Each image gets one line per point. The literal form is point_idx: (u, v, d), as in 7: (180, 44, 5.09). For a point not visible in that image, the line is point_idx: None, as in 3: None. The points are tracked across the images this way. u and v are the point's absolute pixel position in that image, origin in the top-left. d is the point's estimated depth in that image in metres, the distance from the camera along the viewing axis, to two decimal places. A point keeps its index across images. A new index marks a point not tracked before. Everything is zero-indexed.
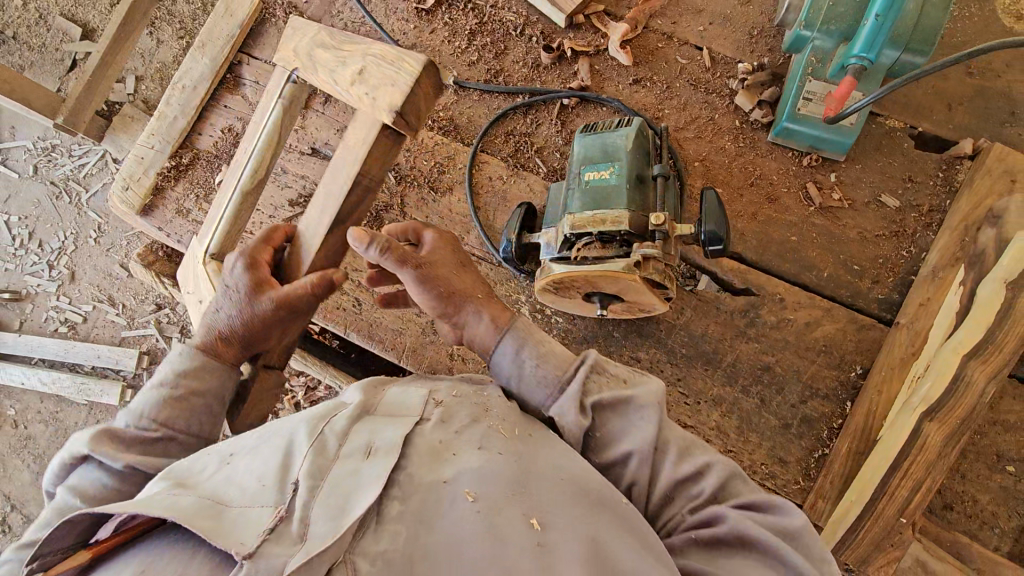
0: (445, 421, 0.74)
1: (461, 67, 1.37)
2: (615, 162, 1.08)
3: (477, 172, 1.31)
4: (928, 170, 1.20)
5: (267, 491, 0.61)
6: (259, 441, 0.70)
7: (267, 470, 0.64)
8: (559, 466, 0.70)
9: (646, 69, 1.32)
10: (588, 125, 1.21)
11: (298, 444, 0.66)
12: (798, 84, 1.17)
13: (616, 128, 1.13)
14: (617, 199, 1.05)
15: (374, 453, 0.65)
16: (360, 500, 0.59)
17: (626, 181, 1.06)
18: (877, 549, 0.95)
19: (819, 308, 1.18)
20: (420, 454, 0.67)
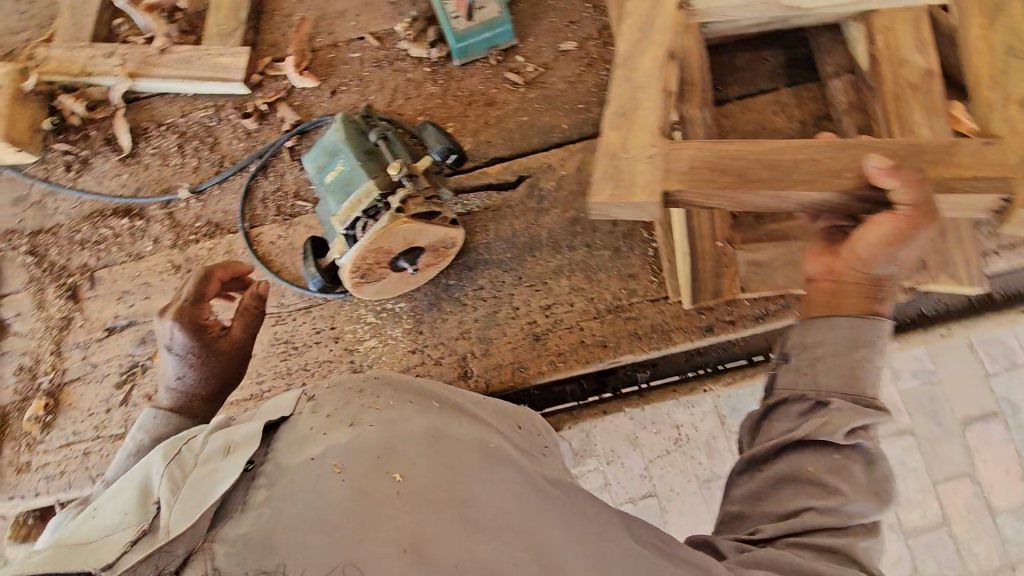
0: (317, 408, 0.80)
1: (190, 176, 1.42)
2: (341, 153, 1.18)
3: (259, 245, 1.36)
4: (578, 8, 1.42)
5: (131, 515, 0.73)
6: (120, 485, 0.81)
7: (129, 503, 0.75)
8: (428, 427, 0.76)
9: (333, 79, 1.44)
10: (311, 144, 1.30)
11: (158, 471, 0.78)
12: (444, 12, 1.35)
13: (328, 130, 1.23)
14: (359, 178, 1.14)
15: (231, 448, 0.76)
16: (219, 488, 0.70)
17: (357, 161, 1.16)
18: (720, 275, 1.09)
19: (578, 152, 1.34)
20: (288, 447, 0.75)
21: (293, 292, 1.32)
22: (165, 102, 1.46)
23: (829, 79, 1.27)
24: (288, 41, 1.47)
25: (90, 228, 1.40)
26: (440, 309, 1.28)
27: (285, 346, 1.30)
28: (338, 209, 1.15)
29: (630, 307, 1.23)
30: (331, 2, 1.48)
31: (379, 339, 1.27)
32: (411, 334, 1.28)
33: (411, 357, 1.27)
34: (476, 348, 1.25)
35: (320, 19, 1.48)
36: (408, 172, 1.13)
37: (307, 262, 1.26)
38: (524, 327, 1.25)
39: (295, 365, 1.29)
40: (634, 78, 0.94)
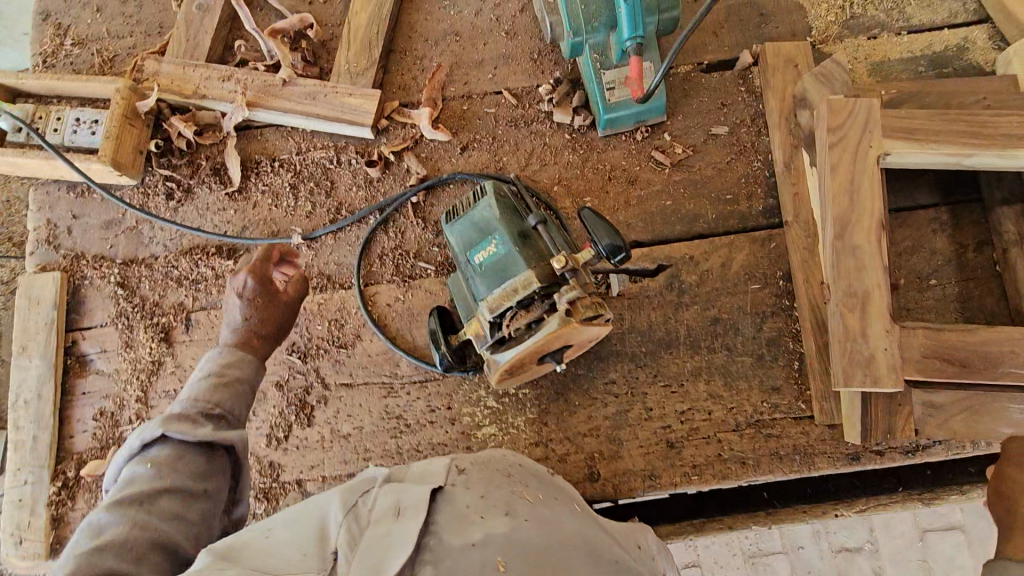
0: (470, 484, 0.74)
1: (302, 220, 1.32)
2: (493, 233, 1.09)
3: (374, 306, 1.27)
4: (732, 90, 1.34)
5: (307, 561, 0.62)
6: (286, 521, 0.69)
7: (307, 541, 0.64)
8: (578, 535, 0.72)
9: (464, 134, 1.35)
10: (448, 210, 1.21)
11: (331, 519, 0.66)
12: (597, 81, 1.27)
13: (476, 203, 1.14)
14: (516, 265, 1.05)
15: (404, 510, 0.66)
16: (396, 559, 0.60)
17: (513, 245, 1.07)
18: (893, 416, 1.05)
19: (724, 247, 1.27)
20: (454, 519, 0.67)
21: (409, 363, 1.23)
22: (280, 136, 1.36)
23: (997, 205, 1.22)
24: (419, 87, 1.38)
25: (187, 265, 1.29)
26: (567, 400, 1.21)
27: (395, 421, 1.21)
28: (489, 295, 1.06)
29: (771, 424, 1.17)
30: (468, 50, 1.40)
31: (500, 426, 1.19)
32: (534, 424, 1.20)
33: (533, 450, 1.19)
34: (604, 448, 1.18)
35: (455, 67, 1.39)
36: (571, 265, 1.04)
37: (434, 340, 1.17)
38: (657, 431, 1.18)
39: (406, 443, 1.20)
40: (856, 250, 1.07)
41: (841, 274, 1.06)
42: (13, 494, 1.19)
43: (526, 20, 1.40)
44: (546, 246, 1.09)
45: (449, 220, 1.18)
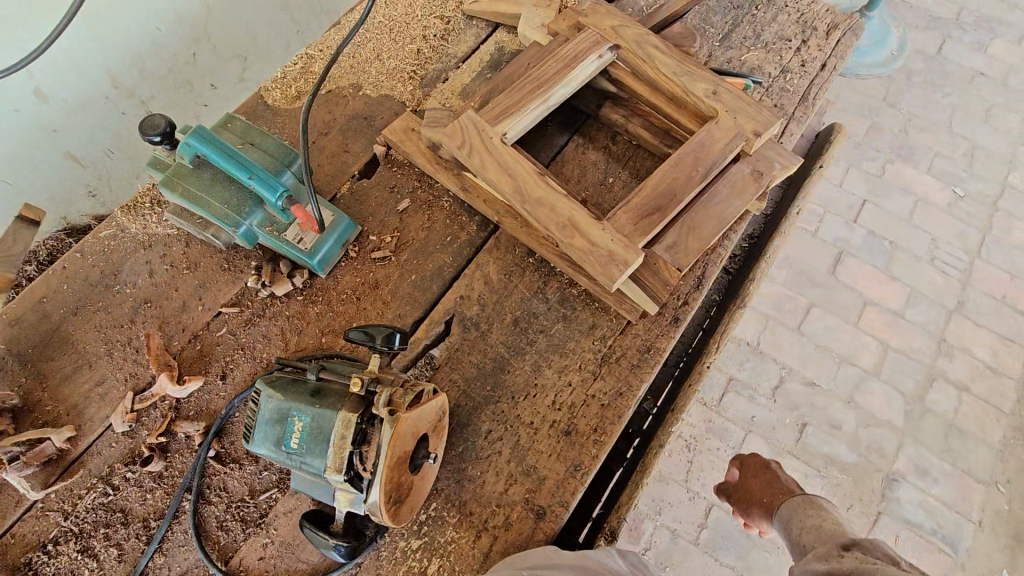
0: None
1: (119, 566, 1.16)
2: (291, 414, 1.08)
3: (250, 569, 1.15)
4: (388, 173, 1.55)
5: None
6: None
7: None
8: None
9: (214, 365, 1.33)
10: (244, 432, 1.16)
11: None
12: (285, 243, 1.36)
13: (259, 404, 1.12)
14: (326, 418, 1.05)
15: None
16: None
17: (313, 406, 1.07)
18: (660, 274, 1.28)
19: (476, 271, 1.42)
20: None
21: None
22: (35, 520, 1.18)
23: (599, 110, 1.57)
24: (140, 365, 1.33)
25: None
26: (471, 478, 1.21)
27: None
28: (325, 461, 1.03)
29: (612, 351, 1.32)
30: (161, 304, 1.39)
31: (439, 552, 1.15)
32: (463, 522, 1.17)
33: (481, 542, 1.16)
34: (527, 483, 1.20)
35: (160, 325, 1.37)
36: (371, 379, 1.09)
37: (321, 544, 1.09)
38: (550, 433, 1.25)
39: None
40: (536, 202, 1.29)
41: (547, 222, 1.27)
42: None
43: (191, 245, 1.44)
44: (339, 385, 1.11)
45: (248, 440, 1.12)
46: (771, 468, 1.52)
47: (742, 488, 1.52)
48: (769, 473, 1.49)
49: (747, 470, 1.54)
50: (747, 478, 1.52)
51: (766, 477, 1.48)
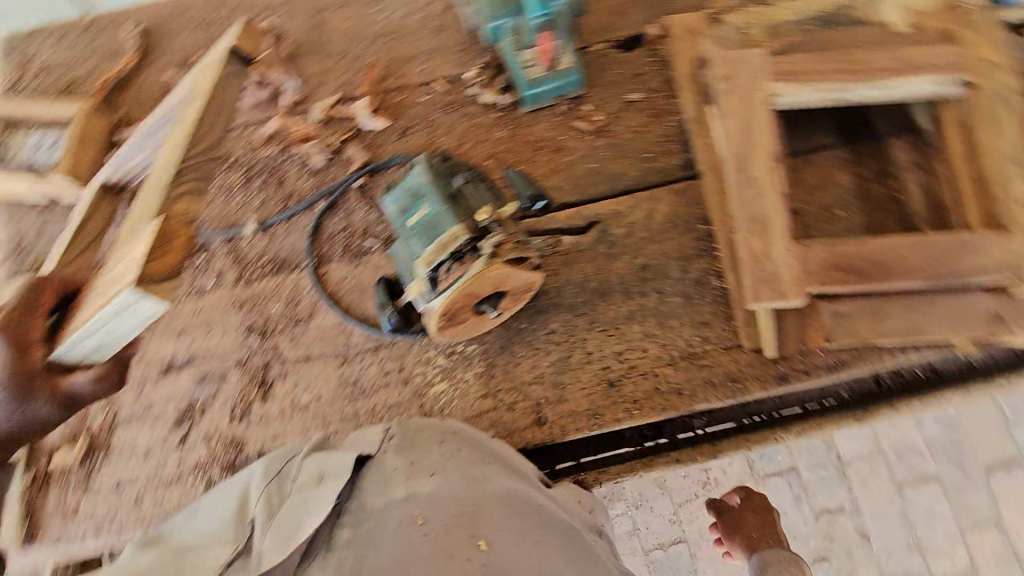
0: (400, 444, 0.95)
1: (255, 211, 1.42)
2: (426, 198, 1.20)
3: (326, 282, 1.35)
4: (643, 61, 1.47)
5: (225, 534, 0.84)
6: (214, 503, 0.92)
7: (226, 521, 0.87)
8: (492, 489, 0.86)
9: (401, 121, 1.46)
10: (387, 185, 1.32)
11: (253, 488, 0.92)
12: (517, 61, 1.39)
13: (410, 173, 1.25)
14: (445, 222, 1.16)
15: (326, 479, 0.87)
16: (306, 527, 0.79)
17: (443, 205, 1.18)
18: (806, 328, 1.15)
19: (647, 201, 1.37)
20: (372, 467, 0.90)
21: (361, 332, 1.31)
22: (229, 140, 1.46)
23: (890, 137, 1.33)
24: (355, 84, 1.49)
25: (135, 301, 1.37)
26: (512, 352, 1.28)
27: (352, 388, 1.28)
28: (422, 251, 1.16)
29: (703, 355, 1.25)
30: (398, 47, 1.51)
31: (450, 381, 1.27)
32: (481, 377, 1.27)
33: (483, 401, 1.26)
34: (549, 392, 1.25)
35: (388, 63, 1.50)
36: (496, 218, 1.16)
37: (381, 303, 1.26)
38: (596, 372, 1.26)
39: (362, 406, 1.27)
40: (749, 180, 1.17)
41: (742, 205, 1.16)
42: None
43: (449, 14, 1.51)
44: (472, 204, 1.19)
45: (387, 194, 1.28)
46: (772, 515, 1.54)
47: (735, 515, 1.56)
48: (771, 518, 1.52)
49: (749, 502, 1.56)
50: (744, 509, 1.55)
51: (765, 519, 1.52)
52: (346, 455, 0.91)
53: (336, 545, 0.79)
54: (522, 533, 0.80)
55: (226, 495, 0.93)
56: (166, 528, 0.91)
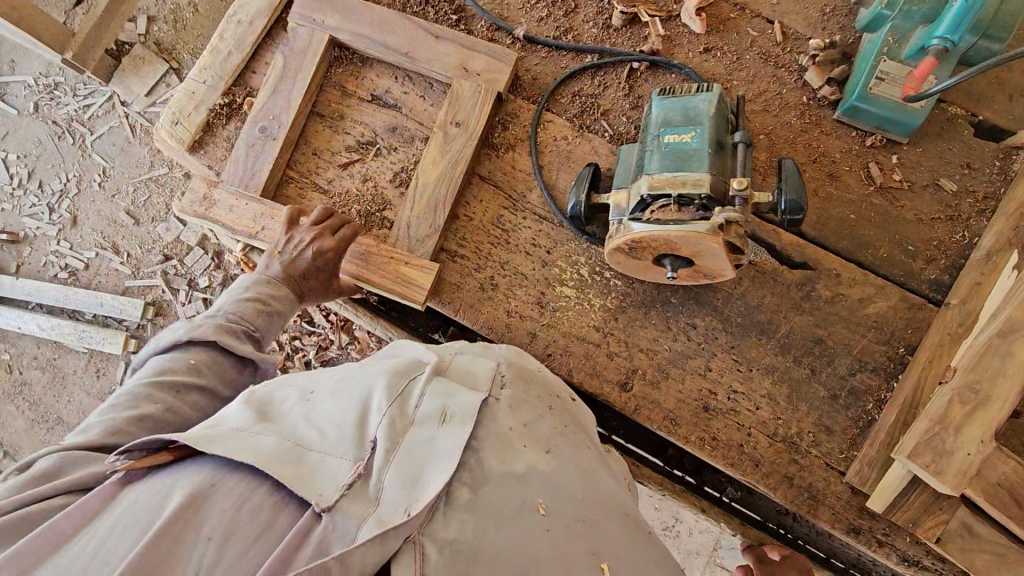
0: (514, 401, 0.89)
1: (530, 22, 1.34)
2: (697, 127, 1.08)
3: (542, 131, 1.30)
4: (987, 157, 1.24)
5: (346, 446, 0.75)
6: (335, 384, 0.84)
7: (344, 421, 0.77)
8: (607, 496, 0.87)
9: (717, 38, 1.31)
10: (663, 88, 1.20)
11: (375, 399, 0.79)
12: (871, 65, 1.18)
13: (697, 92, 1.13)
14: (698, 163, 1.05)
15: (450, 420, 0.79)
16: (432, 473, 0.73)
17: (708, 146, 1.06)
18: (927, 512, 1.03)
19: (872, 286, 1.21)
20: (490, 419, 0.83)
21: (540, 195, 1.28)
22: None
23: None
24: None
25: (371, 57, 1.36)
26: (645, 313, 1.23)
27: (499, 233, 1.28)
28: (657, 173, 1.07)
29: (803, 452, 1.16)
30: None
31: (578, 294, 1.24)
32: (606, 312, 1.23)
33: (591, 331, 1.23)
34: (649, 370, 1.21)
35: None
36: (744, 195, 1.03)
37: (579, 186, 1.19)
38: (700, 389, 1.20)
39: (496, 255, 1.27)
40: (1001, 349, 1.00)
41: (973, 366, 1.01)
42: (191, 84, 1.32)
43: None
44: (731, 163, 1.06)
45: (660, 94, 1.16)
46: None
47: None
48: None
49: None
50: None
51: None
52: (472, 398, 0.82)
53: (450, 506, 0.74)
54: (621, 548, 0.80)
55: (355, 367, 0.87)
56: (282, 383, 0.88)
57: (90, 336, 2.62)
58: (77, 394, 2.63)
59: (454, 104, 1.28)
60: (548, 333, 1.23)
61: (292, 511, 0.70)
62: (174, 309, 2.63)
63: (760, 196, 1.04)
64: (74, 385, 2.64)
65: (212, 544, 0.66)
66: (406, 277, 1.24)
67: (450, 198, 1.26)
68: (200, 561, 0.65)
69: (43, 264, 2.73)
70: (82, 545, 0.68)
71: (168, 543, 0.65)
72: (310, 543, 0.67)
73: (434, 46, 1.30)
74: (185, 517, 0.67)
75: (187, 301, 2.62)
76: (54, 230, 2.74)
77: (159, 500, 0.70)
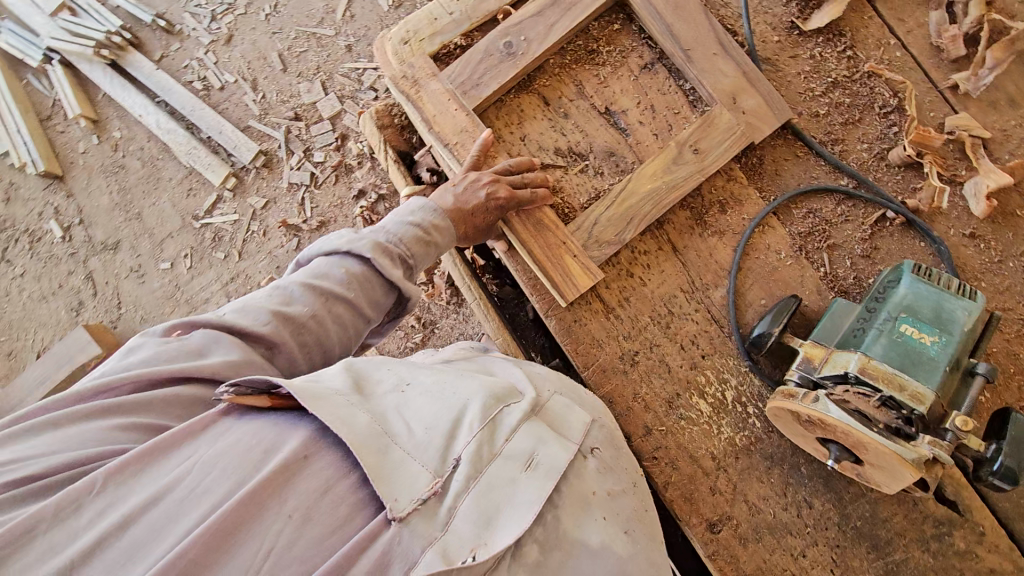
0: (600, 469, 0.86)
1: (804, 113, 1.20)
2: (945, 333, 0.95)
3: (757, 233, 1.18)
4: None
5: (430, 455, 0.73)
6: (435, 386, 0.82)
7: (437, 425, 0.76)
8: None
9: (989, 228, 1.15)
10: (914, 261, 1.07)
11: (470, 416, 0.78)
12: None
13: (959, 292, 0.98)
14: (928, 374, 0.93)
15: (533, 468, 0.77)
16: (506, 518, 0.72)
17: (946, 361, 0.93)
18: None
19: (1013, 563, 1.09)
20: (576, 478, 0.81)
21: (723, 297, 1.17)
22: (875, 45, 1.21)
23: None
24: (1016, 150, 1.16)
25: (635, 47, 1.23)
26: (767, 467, 1.14)
27: (664, 312, 1.17)
28: (876, 360, 0.95)
29: None
30: None
31: (712, 415, 1.14)
32: (730, 446, 1.14)
33: (705, 457, 1.14)
34: (744, 524, 1.12)
35: None
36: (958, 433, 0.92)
37: (775, 318, 1.09)
38: (785, 569, 1.11)
39: (650, 333, 1.17)
40: None
41: None
42: (437, 11, 1.22)
43: None
44: (958, 388, 0.95)
45: (913, 270, 1.02)
46: None
47: None
48: None
49: None
50: None
51: None
52: (561, 455, 0.80)
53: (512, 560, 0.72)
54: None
55: (457, 375, 0.86)
56: (379, 364, 0.86)
57: (197, 156, 2.58)
58: (164, 203, 2.60)
59: (701, 132, 1.15)
60: (664, 438, 1.14)
61: (360, 511, 0.68)
62: (282, 169, 2.56)
63: (972, 441, 0.93)
64: (163, 191, 2.61)
65: (291, 523, 0.64)
66: (564, 266, 1.14)
67: (642, 214, 1.14)
68: (278, 535, 0.63)
69: (183, 65, 2.68)
70: (174, 471, 0.65)
71: (257, 503, 0.64)
72: (377, 549, 0.65)
73: (709, 61, 1.17)
74: (270, 488, 0.65)
75: (297, 167, 2.55)
76: (208, 40, 2.68)
77: (259, 454, 0.68)
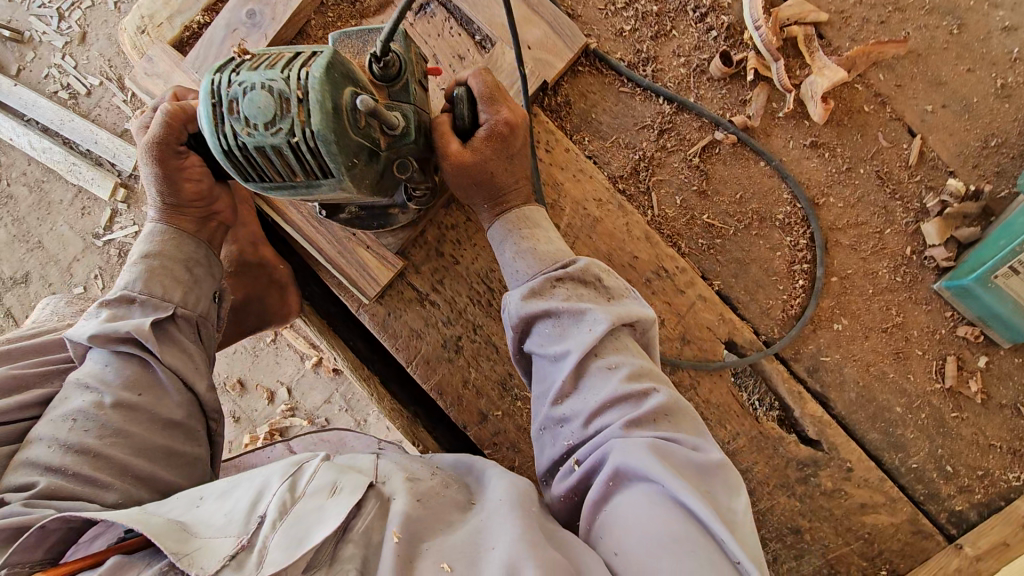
0: (400, 458, 0.73)
1: (607, 32, 1.03)
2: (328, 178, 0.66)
3: (571, 182, 1.03)
4: None
5: (233, 521, 0.59)
6: (232, 484, 0.66)
7: (239, 504, 0.61)
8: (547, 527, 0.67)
9: (834, 132, 1.00)
10: (224, 76, 0.64)
11: (268, 483, 0.63)
12: (1016, 248, 0.89)
13: (294, 107, 0.62)
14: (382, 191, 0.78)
15: (339, 491, 0.63)
16: (315, 536, 0.58)
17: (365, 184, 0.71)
18: None
19: (884, 495, 1.01)
20: (382, 485, 0.68)
21: None
22: None
23: None
24: (856, 35, 0.99)
25: None
26: None
27: (483, 288, 1.07)
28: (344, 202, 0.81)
29: None
30: (941, 57, 0.98)
31: None
32: None
33: None
34: None
35: (909, 59, 0.99)
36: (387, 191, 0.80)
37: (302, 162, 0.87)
38: None
39: (469, 312, 1.07)
40: None
41: None
42: None
43: None
44: (415, 51, 0.81)
45: (233, 130, 0.63)
46: None
47: None
48: None
49: None
50: None
51: None
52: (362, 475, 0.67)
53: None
54: (518, 540, 0.59)
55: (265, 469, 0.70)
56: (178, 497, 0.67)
57: None
58: None
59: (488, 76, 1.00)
60: (500, 422, 1.06)
61: None
62: None
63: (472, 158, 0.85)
64: None
65: None
66: (363, 262, 1.03)
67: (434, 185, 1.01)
68: None
69: None
70: None
71: None
72: None
73: None
74: None
75: None
76: None
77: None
